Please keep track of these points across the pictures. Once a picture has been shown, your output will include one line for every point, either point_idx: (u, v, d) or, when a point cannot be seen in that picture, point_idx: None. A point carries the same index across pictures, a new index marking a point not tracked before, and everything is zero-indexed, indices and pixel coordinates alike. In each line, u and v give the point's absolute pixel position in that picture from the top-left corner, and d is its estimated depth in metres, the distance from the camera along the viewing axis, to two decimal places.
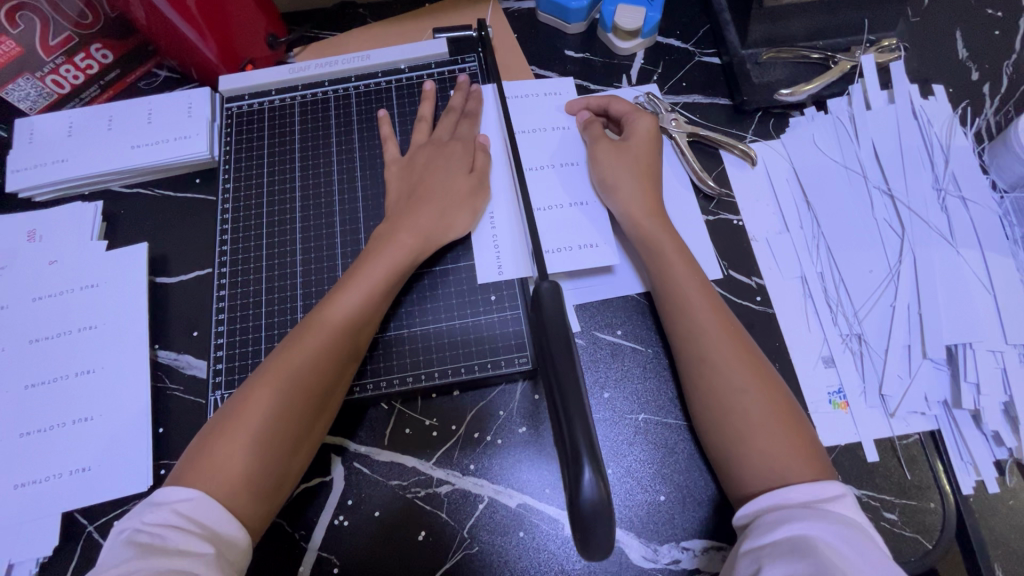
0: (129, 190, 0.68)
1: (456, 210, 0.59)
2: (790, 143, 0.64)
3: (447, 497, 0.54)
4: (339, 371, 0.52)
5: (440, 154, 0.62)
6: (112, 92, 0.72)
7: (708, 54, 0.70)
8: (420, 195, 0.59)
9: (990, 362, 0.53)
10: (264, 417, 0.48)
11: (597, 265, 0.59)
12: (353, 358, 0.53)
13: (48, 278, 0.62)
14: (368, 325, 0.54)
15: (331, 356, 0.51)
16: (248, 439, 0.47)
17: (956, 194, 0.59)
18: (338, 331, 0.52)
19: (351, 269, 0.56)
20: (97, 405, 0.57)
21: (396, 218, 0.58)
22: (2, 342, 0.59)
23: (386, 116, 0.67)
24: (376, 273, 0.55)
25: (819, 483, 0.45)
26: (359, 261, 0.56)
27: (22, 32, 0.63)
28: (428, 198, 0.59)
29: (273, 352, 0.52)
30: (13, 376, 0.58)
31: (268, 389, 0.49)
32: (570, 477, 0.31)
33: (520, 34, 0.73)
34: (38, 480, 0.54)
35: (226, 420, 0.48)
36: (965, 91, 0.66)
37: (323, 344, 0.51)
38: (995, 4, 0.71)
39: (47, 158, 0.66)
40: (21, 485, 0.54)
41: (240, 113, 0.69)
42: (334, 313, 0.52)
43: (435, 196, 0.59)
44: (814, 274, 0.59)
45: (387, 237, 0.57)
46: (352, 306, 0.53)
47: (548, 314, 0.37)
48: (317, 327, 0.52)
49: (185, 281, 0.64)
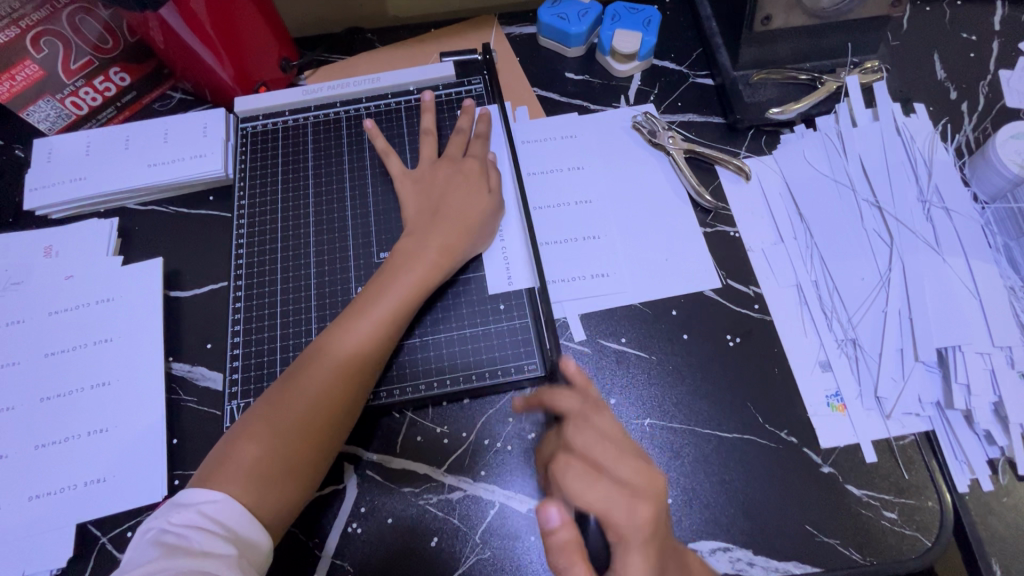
0: (145, 207, 0.70)
1: (477, 223, 0.61)
2: (781, 158, 0.67)
3: (458, 504, 0.55)
4: (360, 384, 0.54)
5: (450, 171, 0.65)
6: (128, 113, 0.74)
7: (702, 75, 0.74)
8: (434, 211, 0.62)
9: (979, 364, 0.55)
10: (289, 425, 0.51)
11: (610, 293, 0.62)
12: (375, 371, 0.55)
13: (64, 293, 0.63)
14: (391, 341, 0.56)
15: (356, 365, 0.53)
16: (271, 441, 0.50)
17: (939, 205, 0.62)
18: (361, 344, 0.54)
19: (376, 284, 0.57)
20: (112, 417, 0.58)
21: (413, 232, 0.61)
22: (18, 355, 0.60)
23: (374, 127, 0.68)
24: (400, 290, 0.57)
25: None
26: (384, 273, 0.58)
27: (46, 57, 0.65)
28: (443, 213, 0.61)
29: (300, 361, 0.54)
30: (29, 390, 0.58)
31: (293, 394, 0.52)
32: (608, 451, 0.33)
33: (522, 57, 0.77)
34: (53, 492, 0.55)
35: (252, 420, 0.51)
36: (945, 109, 0.70)
37: (349, 357, 0.53)
38: (969, 29, 0.75)
39: (65, 177, 0.68)
40: (36, 497, 0.54)
41: (255, 132, 0.72)
42: (360, 328, 0.54)
43: (451, 210, 0.62)
44: (809, 282, 0.61)
45: (412, 253, 0.59)
46: (376, 321, 0.55)
47: None
48: (342, 341, 0.54)
49: (198, 295, 0.66)
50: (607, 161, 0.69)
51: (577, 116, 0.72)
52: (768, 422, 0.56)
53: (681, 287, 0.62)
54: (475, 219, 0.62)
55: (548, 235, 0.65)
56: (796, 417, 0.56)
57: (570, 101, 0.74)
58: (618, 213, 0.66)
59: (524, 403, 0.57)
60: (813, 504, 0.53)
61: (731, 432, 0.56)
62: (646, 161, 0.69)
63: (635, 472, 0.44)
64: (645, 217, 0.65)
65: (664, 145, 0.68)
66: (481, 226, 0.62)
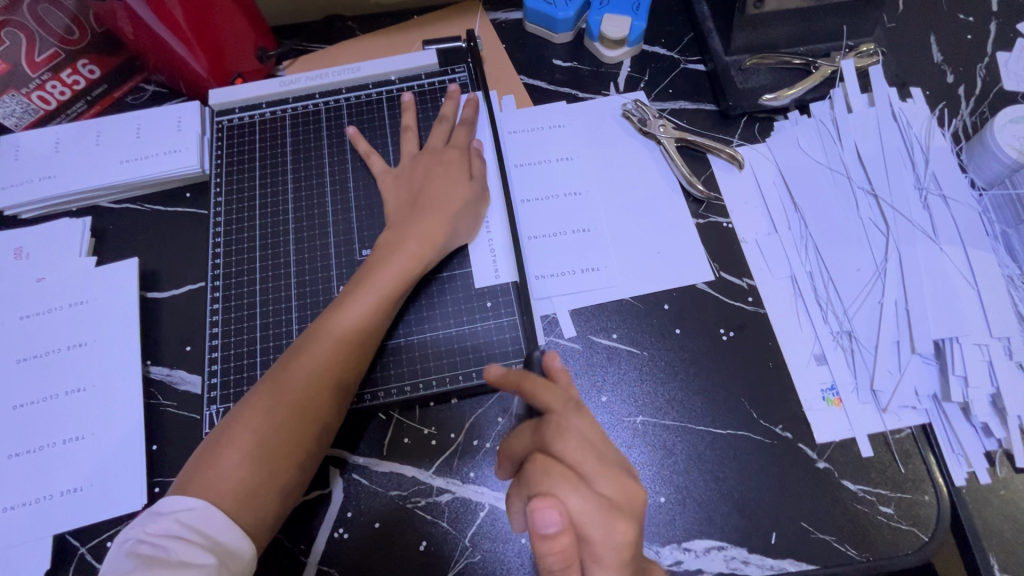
0: (119, 205, 0.68)
1: (462, 216, 0.59)
2: (775, 146, 0.66)
3: (447, 506, 0.53)
4: (344, 379, 0.52)
5: (435, 162, 0.62)
6: (99, 108, 0.71)
7: (693, 61, 0.72)
8: (423, 204, 0.59)
9: (977, 356, 0.54)
10: (270, 427, 0.49)
11: (599, 287, 0.60)
12: (359, 368, 0.53)
13: (36, 296, 0.61)
14: (375, 335, 0.54)
15: (340, 361, 0.52)
16: (252, 442, 0.48)
17: (936, 192, 0.60)
18: (344, 338, 0.52)
19: (357, 278, 0.56)
20: (87, 424, 0.56)
21: (398, 227, 0.59)
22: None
23: (356, 133, 0.67)
24: (382, 282, 0.55)
25: None
26: (367, 268, 0.56)
27: (8, 48, 0.62)
28: (431, 208, 0.59)
29: (280, 360, 0.53)
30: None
31: (275, 394, 0.50)
32: None
33: (508, 44, 0.75)
34: (28, 503, 0.53)
35: (233, 423, 0.49)
36: (942, 94, 0.68)
37: (331, 354, 0.51)
38: (966, 10, 0.73)
39: (33, 175, 0.65)
40: (9, 508, 0.53)
41: (231, 126, 0.69)
42: (342, 322, 0.53)
43: (436, 203, 0.59)
44: (803, 273, 0.60)
45: (393, 246, 0.57)
46: (359, 314, 0.53)
47: None
48: (321, 340, 0.52)
49: (176, 296, 0.63)
50: (596, 151, 0.67)
51: (564, 104, 0.70)
52: (763, 418, 0.55)
53: (673, 281, 0.60)
54: (461, 215, 0.59)
55: (537, 230, 0.63)
56: (790, 412, 0.55)
57: (558, 89, 0.71)
58: (608, 205, 0.64)
59: (501, 373, 0.46)
60: (808, 502, 0.52)
61: (723, 428, 0.55)
62: (636, 150, 0.67)
63: (615, 485, 0.38)
64: (636, 208, 0.64)
65: (654, 132, 0.66)
66: (466, 222, 0.60)
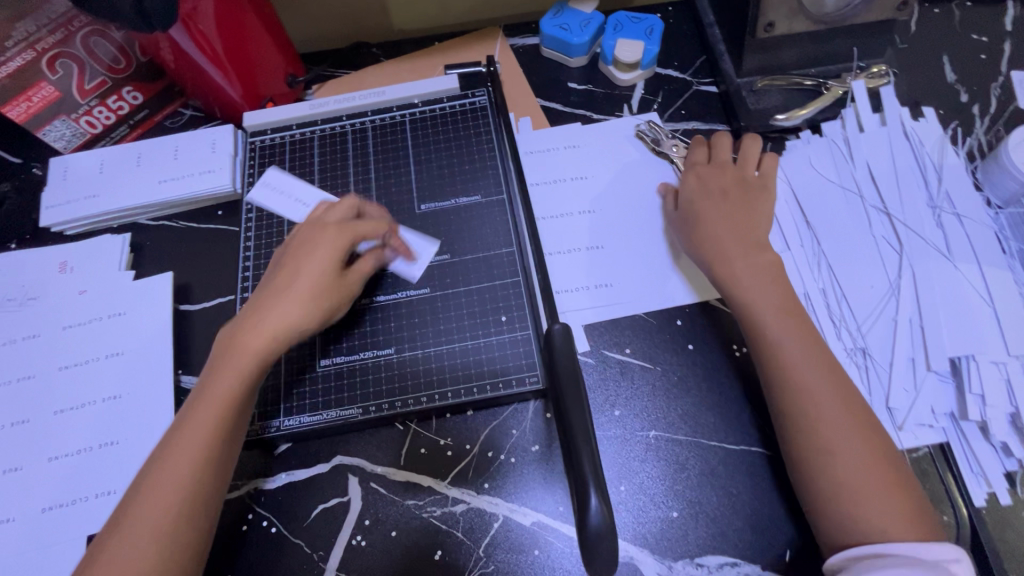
0: (157, 222, 0.72)
1: (329, 295, 0.56)
2: (787, 164, 0.66)
3: (462, 516, 0.54)
4: (226, 449, 0.50)
5: (308, 237, 0.58)
6: (140, 131, 0.76)
7: (706, 83, 0.74)
8: (284, 279, 0.55)
9: (994, 374, 0.54)
10: (155, 521, 0.46)
11: (613, 302, 0.62)
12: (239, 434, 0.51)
13: (78, 307, 0.65)
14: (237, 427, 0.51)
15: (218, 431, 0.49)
16: (135, 540, 0.45)
17: (950, 211, 0.61)
18: (219, 411, 0.50)
19: (221, 351, 0.52)
20: (121, 430, 0.59)
21: (260, 303, 0.54)
22: (20, 377, 0.61)
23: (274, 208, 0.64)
24: (226, 382, 0.51)
25: (926, 546, 0.45)
26: (229, 340, 0.53)
27: (61, 77, 0.67)
28: (293, 284, 0.55)
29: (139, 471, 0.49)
30: (32, 409, 0.60)
31: (151, 489, 0.47)
32: (580, 502, 0.39)
33: (525, 68, 0.77)
34: (65, 504, 0.56)
35: (115, 529, 0.46)
36: (955, 113, 0.69)
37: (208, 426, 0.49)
38: (980, 30, 0.74)
39: (80, 194, 0.69)
40: (48, 508, 0.56)
41: (263, 146, 0.73)
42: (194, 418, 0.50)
43: (297, 287, 0.55)
44: (816, 290, 0.60)
45: (256, 316, 0.53)
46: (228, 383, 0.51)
47: (559, 356, 0.47)
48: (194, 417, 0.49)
49: (207, 309, 0.67)
50: (611, 170, 0.69)
51: (579, 125, 0.72)
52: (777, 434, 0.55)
53: (686, 297, 0.61)
54: (330, 294, 0.56)
55: (552, 246, 0.65)
56: None
57: (573, 112, 0.74)
58: (621, 222, 0.66)
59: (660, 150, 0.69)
60: None
61: (737, 444, 0.55)
62: (651, 170, 0.68)
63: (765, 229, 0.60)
64: (650, 224, 0.65)
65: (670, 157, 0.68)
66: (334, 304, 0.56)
